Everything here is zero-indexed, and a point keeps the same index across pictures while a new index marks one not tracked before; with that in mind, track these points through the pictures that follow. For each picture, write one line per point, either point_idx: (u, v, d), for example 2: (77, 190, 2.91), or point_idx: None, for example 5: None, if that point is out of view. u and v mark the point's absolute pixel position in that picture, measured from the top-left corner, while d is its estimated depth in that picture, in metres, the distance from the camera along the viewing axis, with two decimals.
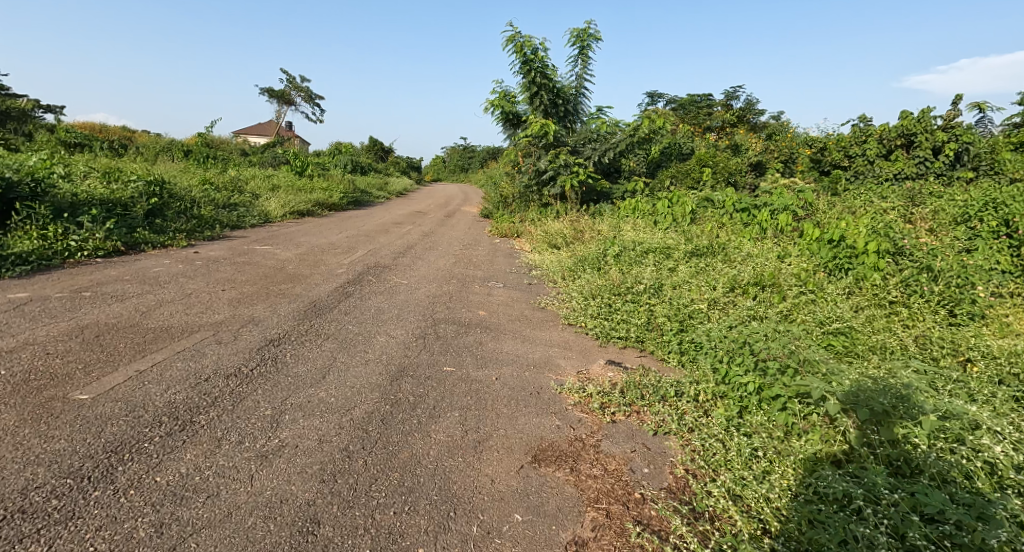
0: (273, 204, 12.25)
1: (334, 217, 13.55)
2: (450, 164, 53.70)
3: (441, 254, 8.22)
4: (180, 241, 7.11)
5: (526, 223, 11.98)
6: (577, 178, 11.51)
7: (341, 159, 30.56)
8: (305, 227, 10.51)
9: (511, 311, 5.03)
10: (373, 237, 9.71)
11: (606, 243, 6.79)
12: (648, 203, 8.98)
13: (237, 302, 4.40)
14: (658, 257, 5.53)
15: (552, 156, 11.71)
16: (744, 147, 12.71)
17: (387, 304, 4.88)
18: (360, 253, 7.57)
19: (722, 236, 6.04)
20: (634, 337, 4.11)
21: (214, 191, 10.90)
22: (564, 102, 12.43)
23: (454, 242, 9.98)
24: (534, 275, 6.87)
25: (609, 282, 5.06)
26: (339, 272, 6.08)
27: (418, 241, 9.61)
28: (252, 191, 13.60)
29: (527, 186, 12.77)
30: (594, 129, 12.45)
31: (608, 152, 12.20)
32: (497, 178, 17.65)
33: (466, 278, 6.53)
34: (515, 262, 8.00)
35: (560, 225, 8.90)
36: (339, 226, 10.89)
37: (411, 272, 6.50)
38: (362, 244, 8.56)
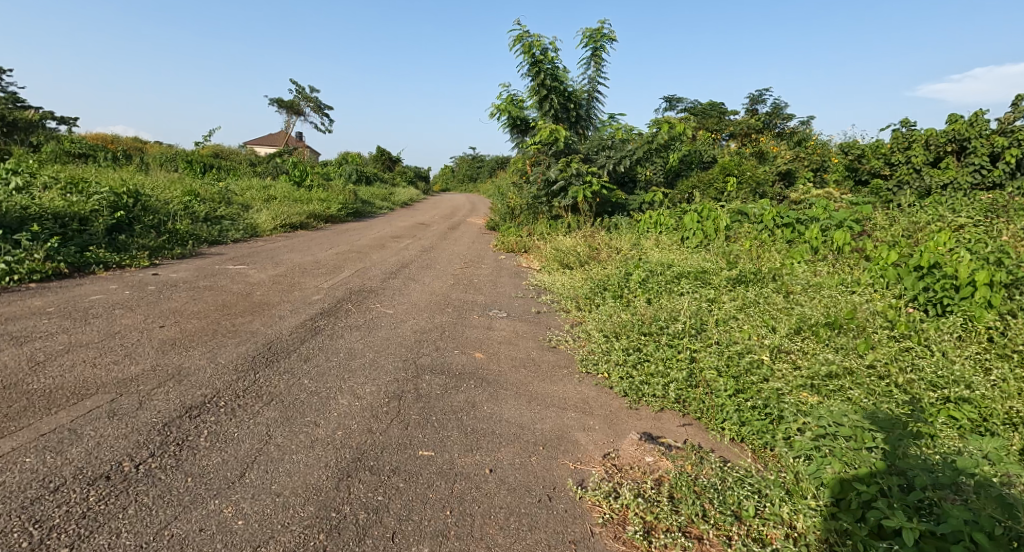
0: (264, 217, 11.48)
1: (331, 229, 12.75)
2: (459, 174, 53.15)
3: (438, 274, 7.34)
4: (140, 260, 6.28)
5: (534, 237, 11.09)
6: (590, 189, 10.60)
7: (346, 169, 29.98)
8: (295, 241, 9.69)
9: (514, 353, 4.11)
10: (366, 253, 8.86)
11: (627, 264, 5.85)
12: (672, 216, 8.06)
13: (169, 345, 3.51)
14: (695, 285, 4.58)
15: (563, 165, 10.83)
16: (771, 155, 11.73)
17: (361, 345, 3.98)
18: (346, 274, 6.69)
19: (767, 258, 5.08)
20: (675, 398, 3.16)
21: (198, 203, 10.15)
22: (576, 106, 11.56)
23: (456, 258, 9.11)
24: (543, 301, 5.94)
25: (637, 317, 4.12)
26: (314, 298, 5.23)
27: (416, 258, 8.75)
28: (244, 203, 12.86)
29: (536, 197, 11.88)
30: (608, 136, 11.57)
31: (624, 160, 11.29)
32: (504, 188, 16.80)
33: (463, 305, 5.63)
34: (522, 283, 7.09)
35: (573, 241, 7.99)
36: (332, 241, 10.07)
37: (400, 299, 5.61)
38: (351, 263, 7.70)
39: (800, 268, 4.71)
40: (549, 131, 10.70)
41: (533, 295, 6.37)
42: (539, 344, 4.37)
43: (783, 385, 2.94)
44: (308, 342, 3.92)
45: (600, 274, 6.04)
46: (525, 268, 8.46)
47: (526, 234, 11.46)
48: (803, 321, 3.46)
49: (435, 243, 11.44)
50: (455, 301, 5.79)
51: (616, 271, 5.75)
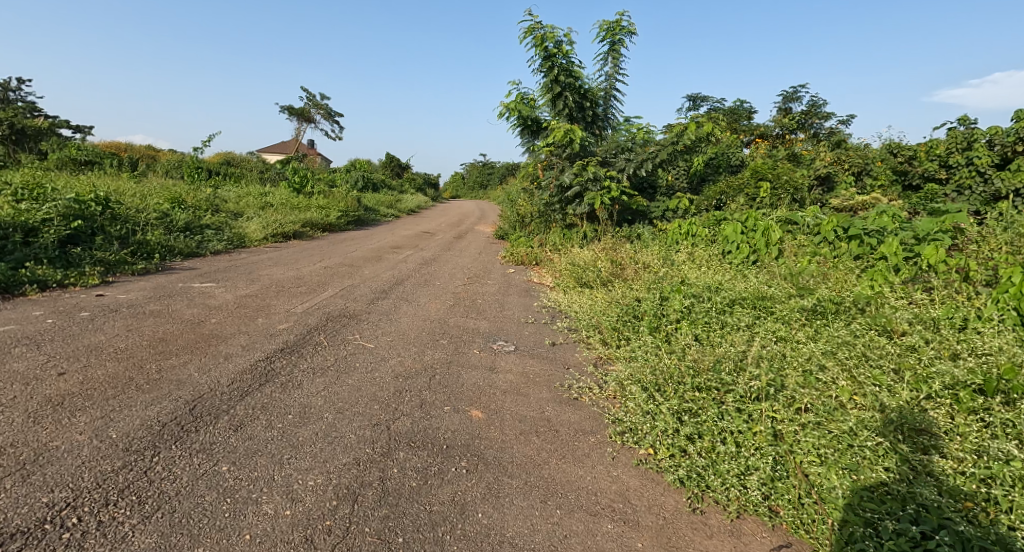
0: (255, 226, 10.67)
1: (327, 239, 11.91)
2: (470, 180, 52.41)
3: (437, 293, 6.39)
4: (90, 278, 5.44)
5: (547, 248, 10.12)
6: (608, 195, 9.63)
7: (354, 175, 29.35)
8: (283, 253, 8.83)
9: (523, 410, 3.14)
10: (359, 267, 7.94)
11: (661, 285, 4.85)
12: (706, 226, 7.05)
13: (53, 404, 2.60)
14: (756, 317, 3.59)
15: (579, 169, 9.87)
16: (807, 158, 10.67)
17: (321, 398, 3.03)
18: (328, 294, 5.78)
19: (841, 281, 4.06)
20: (761, 500, 2.17)
21: (180, 212, 9.35)
22: (593, 105, 10.61)
23: (460, 273, 8.17)
24: (559, 328, 4.97)
25: (686, 362, 3.12)
26: (280, 328, 4.32)
27: (414, 273, 7.82)
28: (236, 211, 12.08)
29: (549, 204, 10.93)
30: (627, 138, 10.60)
31: (646, 163, 10.31)
32: (515, 195, 15.87)
33: (462, 335, 4.67)
34: (533, 304, 6.11)
35: (592, 254, 7.00)
36: (324, 253, 9.20)
37: (387, 327, 4.68)
38: (339, 280, 6.79)
39: (889, 296, 3.69)
40: (563, 132, 9.76)
41: (547, 319, 5.39)
42: (554, 395, 3.39)
43: (936, 496, 1.93)
44: (251, 394, 2.97)
45: (627, 297, 5.05)
46: (536, 284, 7.50)
47: (538, 244, 10.49)
48: (934, 382, 2.47)
49: (438, 254, 10.52)
50: (452, 329, 4.83)
51: (648, 295, 4.75)
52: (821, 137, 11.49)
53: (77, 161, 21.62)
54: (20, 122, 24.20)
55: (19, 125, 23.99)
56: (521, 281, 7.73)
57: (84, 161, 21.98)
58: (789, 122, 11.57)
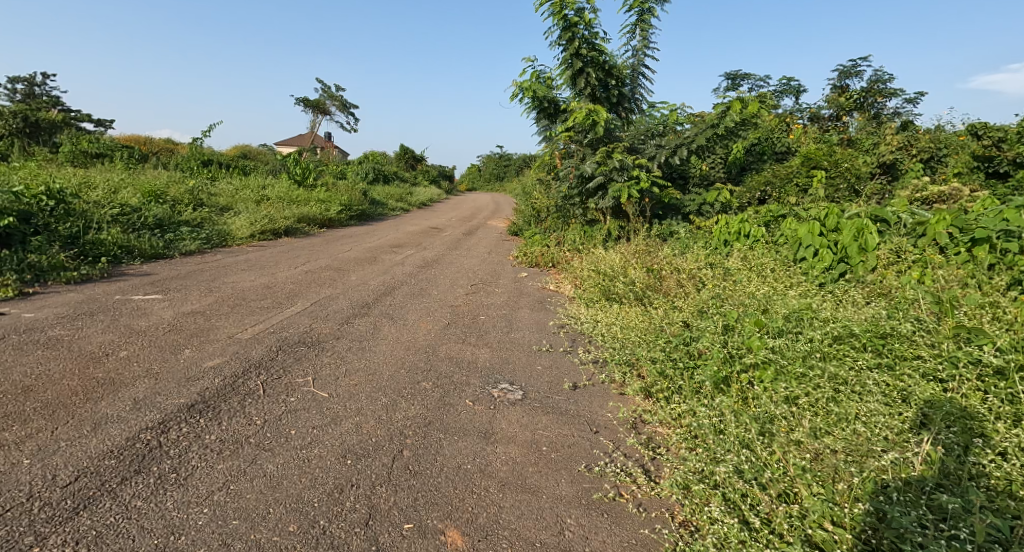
0: (242, 222, 9.68)
1: (323, 236, 10.92)
2: (486, 172, 51.22)
3: (430, 307, 5.27)
4: (4, 289, 4.46)
5: (565, 248, 8.93)
6: (637, 187, 8.37)
7: (365, 167, 28.46)
8: (265, 254, 7.82)
9: (529, 529, 2.00)
10: (347, 272, 6.86)
11: (719, 306, 3.64)
12: (761, 224, 5.78)
13: None
14: (899, 375, 2.37)
15: (603, 157, 8.63)
16: (866, 143, 9.26)
17: (209, 511, 1.93)
18: (295, 310, 4.72)
19: (995, 310, 2.80)
20: None
21: (154, 207, 8.38)
22: (620, 83, 9.34)
23: (463, 278, 7.05)
24: (582, 362, 3.81)
25: (808, 465, 1.97)
26: (206, 365, 3.23)
27: (409, 278, 6.71)
28: (226, 205, 11.13)
29: (567, 197, 9.72)
30: (659, 120, 9.28)
31: (680, 150, 9.01)
32: (530, 187, 14.69)
33: (451, 373, 3.54)
34: (547, 323, 4.94)
35: (619, 258, 5.80)
36: (312, 254, 8.17)
37: (355, 362, 3.59)
38: (316, 288, 5.71)
39: None
40: (585, 114, 8.53)
41: (565, 347, 4.22)
42: (577, 493, 2.22)
43: None
44: (90, 508, 1.86)
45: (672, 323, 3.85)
46: (551, 293, 6.33)
47: (555, 244, 9.29)
48: None
49: (443, 253, 9.40)
50: (439, 363, 3.70)
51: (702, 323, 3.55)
52: (882, 119, 10.01)
53: (86, 154, 21.00)
54: (34, 115, 23.71)
55: (33, 118, 23.41)
56: (534, 289, 6.57)
57: (93, 155, 21.32)
58: (844, 102, 10.11)
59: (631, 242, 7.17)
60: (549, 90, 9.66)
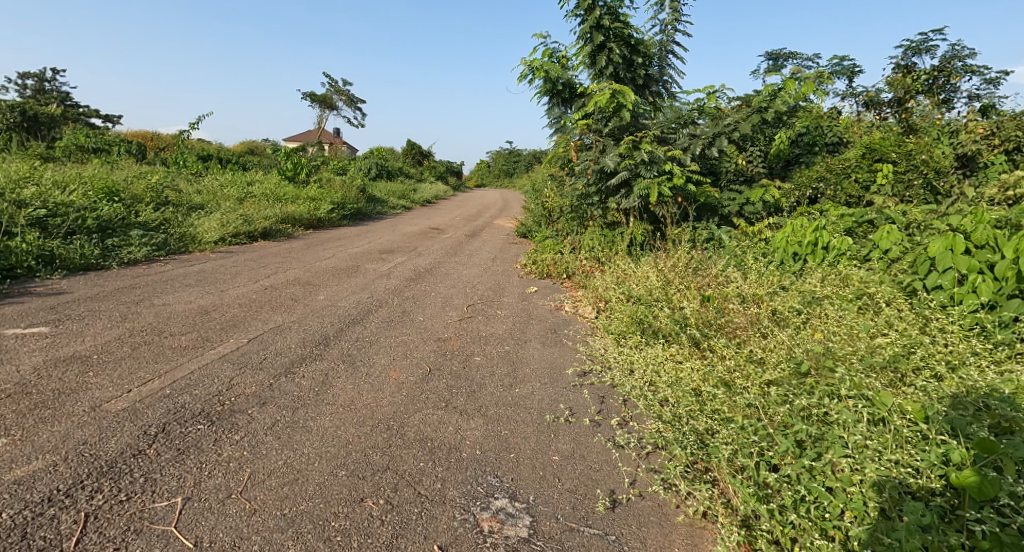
0: (211, 224, 8.50)
1: (309, 240, 9.75)
2: (495, 168, 49.96)
3: (410, 344, 4.04)
4: None
5: (583, 256, 7.64)
6: (669, 183, 7.07)
7: (369, 163, 27.29)
8: (227, 264, 6.65)
9: None
10: (319, 289, 5.61)
11: (848, 378, 2.33)
12: (842, 234, 4.47)
13: None
14: None
15: (629, 148, 7.30)
16: (938, 131, 7.81)
17: None
18: (222, 350, 3.50)
19: None
20: None
21: (105, 207, 7.24)
22: (647, 62, 8.03)
23: (459, 296, 5.80)
24: (624, 451, 2.58)
25: None
26: (12, 476, 1.97)
27: (392, 297, 5.48)
28: (202, 203, 9.99)
29: (584, 197, 8.42)
30: (693, 105, 7.94)
31: (720, 140, 7.66)
32: (540, 185, 13.41)
33: (421, 476, 2.29)
34: (563, 369, 3.68)
35: (656, 276, 4.51)
36: (285, 264, 6.98)
37: (274, 452, 2.36)
38: (268, 314, 4.47)
39: None
40: (609, 95, 7.21)
41: (592, 418, 2.95)
42: None
43: None
44: None
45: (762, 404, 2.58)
46: (566, 320, 5.06)
47: (570, 252, 8.00)
48: None
49: (439, 261, 8.15)
50: (406, 452, 2.46)
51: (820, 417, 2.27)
52: (953, 105, 8.61)
53: (81, 148, 20.03)
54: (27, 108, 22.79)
55: (30, 112, 22.30)
56: (545, 314, 5.30)
57: (91, 149, 20.22)
58: (908, 85, 8.71)
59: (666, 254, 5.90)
60: (564, 71, 8.37)
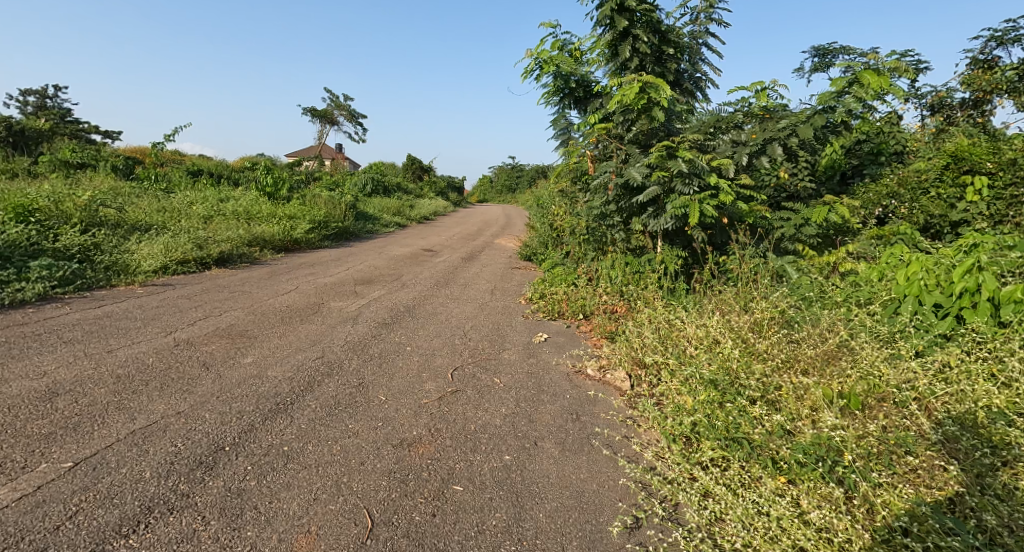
0: (154, 250, 7.09)
1: (277, 266, 8.35)
2: (498, 183, 48.76)
3: (360, 454, 2.60)
4: None
5: (604, 293, 6.23)
6: (714, 202, 5.68)
7: (365, 178, 26.08)
8: (151, 304, 5.24)
9: None
10: (254, 345, 4.13)
11: None
12: (1007, 279, 3.01)
13: None
14: None
15: (661, 156, 5.91)
16: None
17: None
18: (13, 492, 2.04)
19: None
20: None
21: (10, 231, 5.85)
22: (679, 55, 6.65)
23: (444, 355, 4.34)
24: None
25: None
26: None
27: (349, 358, 4.02)
28: (155, 223, 8.61)
29: (603, 217, 7.00)
30: (737, 104, 6.54)
31: (773, 147, 6.24)
32: (547, 202, 12.03)
33: None
34: (598, 517, 2.25)
35: (731, 344, 3.10)
36: (230, 303, 5.57)
37: None
38: (144, 396, 2.98)
39: None
40: (638, 88, 5.79)
41: None
42: None
43: None
44: None
45: None
46: (590, 398, 3.59)
47: (588, 287, 6.58)
48: None
49: (426, 296, 6.70)
50: None
51: None
52: None
53: (58, 163, 18.80)
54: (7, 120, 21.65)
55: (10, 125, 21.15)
56: (559, 387, 3.84)
57: (76, 165, 18.89)
58: (988, 83, 7.30)
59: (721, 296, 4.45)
60: (578, 66, 6.98)
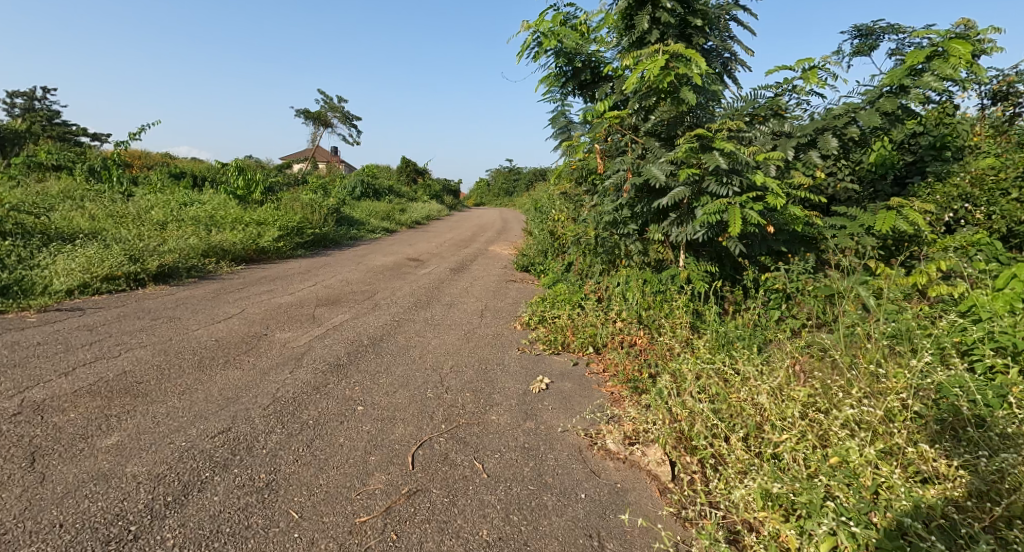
0: (71, 264, 5.87)
1: (233, 281, 7.17)
2: (495, 187, 47.53)
3: None
4: None
5: (619, 319, 5.09)
6: (759, 206, 4.53)
7: (354, 181, 24.92)
8: (34, 340, 4.01)
9: None
10: (137, 410, 2.90)
11: None
12: None
13: None
14: None
15: (691, 150, 4.76)
16: None
17: None
18: None
19: None
20: None
21: None
22: (707, 30, 5.50)
23: (406, 420, 3.14)
24: None
25: None
26: None
27: (268, 430, 2.81)
28: (90, 232, 7.39)
29: (617, 225, 5.86)
30: (781, 87, 5.40)
31: (825, 139, 5.10)
32: (545, 206, 10.88)
33: None
34: None
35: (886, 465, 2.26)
36: (142, 336, 4.35)
37: None
38: None
39: None
40: (664, 62, 4.63)
41: None
42: None
43: None
44: None
45: None
46: (615, 506, 2.40)
47: (598, 311, 5.43)
48: None
49: (400, 323, 5.51)
50: None
51: None
52: None
53: (24, 165, 17.47)
54: None
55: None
56: (568, 478, 2.64)
57: (50, 167, 17.56)
58: None
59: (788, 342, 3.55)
60: (584, 43, 5.82)
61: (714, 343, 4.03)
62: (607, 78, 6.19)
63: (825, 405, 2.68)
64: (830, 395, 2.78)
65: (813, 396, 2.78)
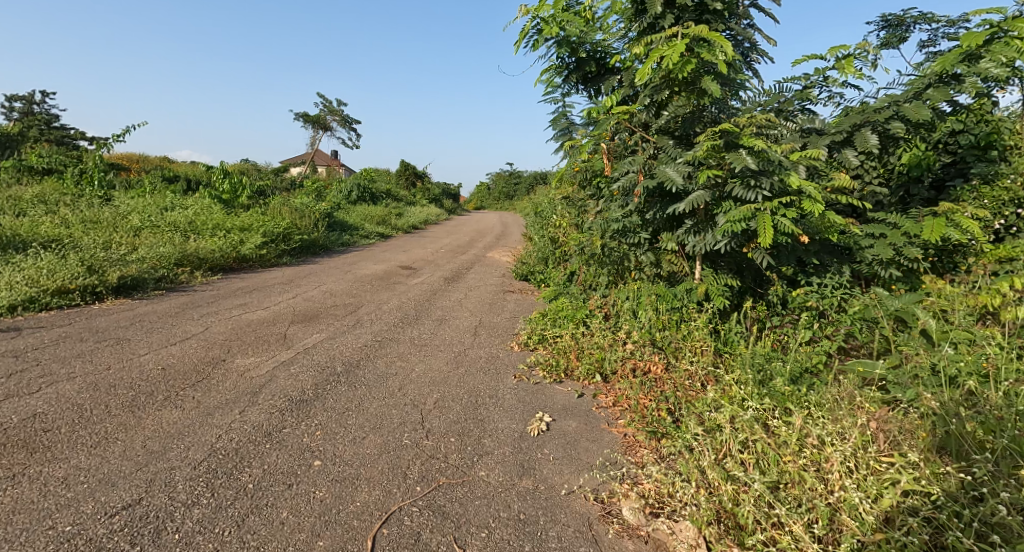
0: (18, 276, 5.28)
1: (206, 294, 6.57)
2: (495, 191, 47.01)
3: None
4: None
5: (630, 341, 4.48)
6: (792, 214, 3.94)
7: (351, 185, 24.36)
8: None
9: None
10: (24, 475, 2.29)
11: None
12: None
13: None
14: None
15: (713, 149, 4.16)
16: None
17: None
18: None
19: None
20: None
21: None
22: (728, 15, 4.91)
23: (373, 480, 2.54)
24: None
25: None
26: None
27: (191, 501, 2.20)
28: (51, 240, 6.79)
29: (625, 233, 5.26)
30: (812, 77, 4.81)
31: (864, 136, 4.51)
32: (546, 211, 10.30)
33: None
34: None
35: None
36: (78, 362, 3.74)
37: None
38: None
39: None
40: (684, 47, 4.03)
41: None
42: None
43: None
44: None
45: None
46: None
47: (606, 332, 4.82)
48: None
49: (382, 344, 4.89)
50: None
51: None
52: None
53: (11, 169, 16.89)
54: None
55: None
56: None
57: (41, 171, 16.99)
58: None
59: (849, 381, 3.01)
60: (589, 30, 5.23)
61: (746, 378, 3.39)
62: (614, 70, 5.59)
63: (941, 495, 2.12)
64: (938, 476, 2.22)
65: (917, 478, 2.23)
